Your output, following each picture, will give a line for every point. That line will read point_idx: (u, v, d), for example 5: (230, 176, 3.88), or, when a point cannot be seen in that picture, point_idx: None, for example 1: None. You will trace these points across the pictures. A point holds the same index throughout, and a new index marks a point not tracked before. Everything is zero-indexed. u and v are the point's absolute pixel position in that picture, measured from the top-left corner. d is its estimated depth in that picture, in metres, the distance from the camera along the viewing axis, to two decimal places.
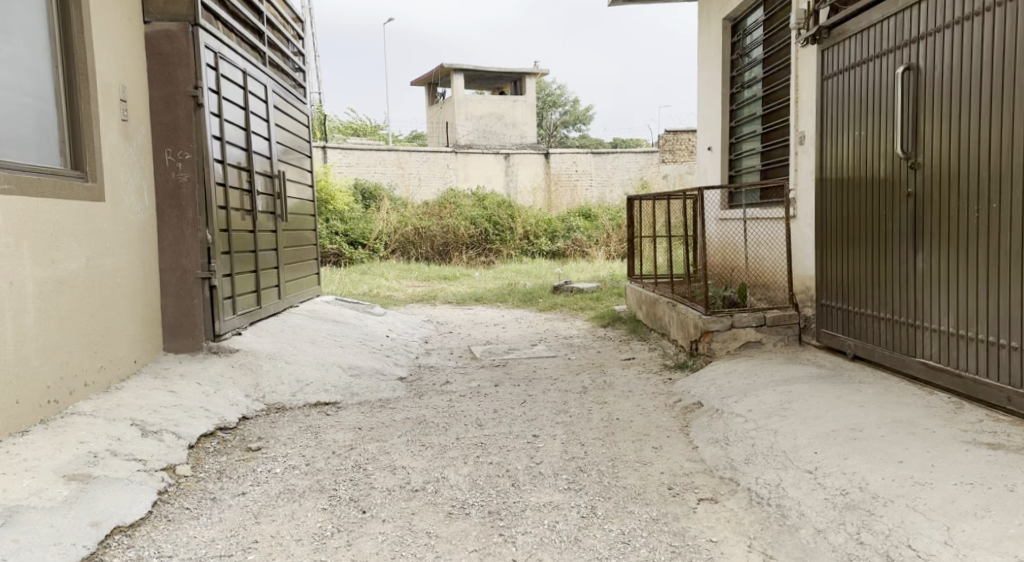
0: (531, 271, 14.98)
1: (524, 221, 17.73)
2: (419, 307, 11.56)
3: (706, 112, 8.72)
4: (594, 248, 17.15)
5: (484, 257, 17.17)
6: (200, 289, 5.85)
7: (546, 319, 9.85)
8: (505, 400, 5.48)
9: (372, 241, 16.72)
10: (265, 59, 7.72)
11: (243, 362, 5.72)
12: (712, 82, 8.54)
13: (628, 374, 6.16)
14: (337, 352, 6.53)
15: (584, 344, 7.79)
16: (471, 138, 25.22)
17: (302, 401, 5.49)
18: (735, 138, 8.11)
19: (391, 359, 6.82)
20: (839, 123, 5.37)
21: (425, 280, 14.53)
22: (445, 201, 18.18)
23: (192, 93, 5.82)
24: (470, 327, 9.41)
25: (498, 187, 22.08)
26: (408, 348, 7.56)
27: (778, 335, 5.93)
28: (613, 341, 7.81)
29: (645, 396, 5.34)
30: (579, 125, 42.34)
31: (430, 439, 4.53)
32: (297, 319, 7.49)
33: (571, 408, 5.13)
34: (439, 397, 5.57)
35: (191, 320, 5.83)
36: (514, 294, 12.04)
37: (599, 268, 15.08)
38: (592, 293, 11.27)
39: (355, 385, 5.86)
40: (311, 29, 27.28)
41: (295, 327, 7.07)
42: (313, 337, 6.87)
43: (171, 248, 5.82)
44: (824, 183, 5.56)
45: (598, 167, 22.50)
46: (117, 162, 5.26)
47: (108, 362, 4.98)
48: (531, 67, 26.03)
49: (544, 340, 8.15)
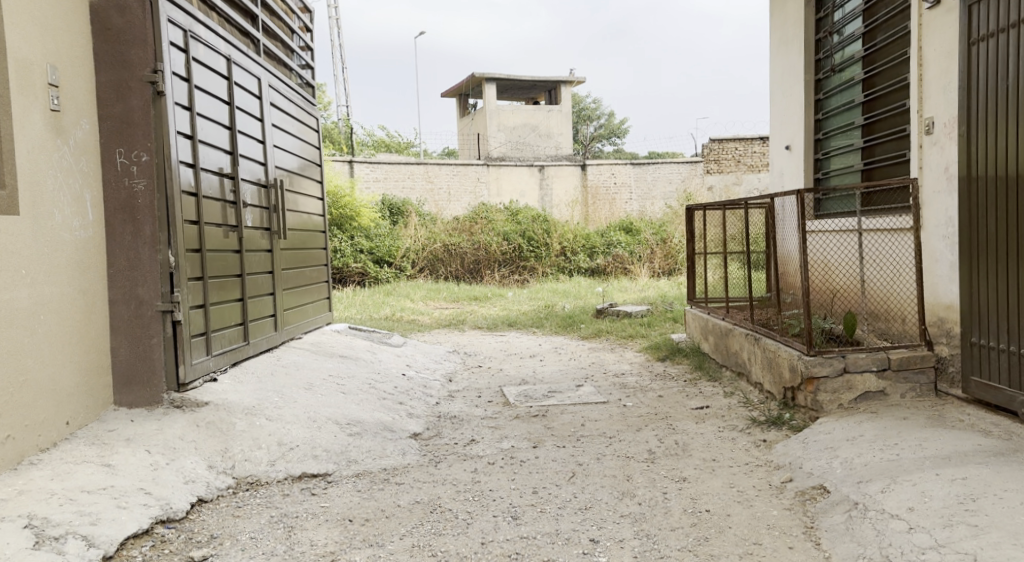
0: (570, 291, 13.64)
1: (561, 236, 16.36)
2: (445, 333, 10.29)
3: (785, 105, 7.38)
4: (637, 264, 15.79)
5: (517, 275, 15.88)
6: (160, 327, 4.57)
7: (591, 349, 8.52)
8: (549, 475, 4.13)
9: (398, 259, 15.52)
10: (259, 48, 6.46)
11: (210, 421, 4.43)
12: (791, 69, 7.22)
13: (706, 433, 4.79)
14: (337, 399, 5.23)
15: (641, 383, 6.44)
16: (504, 150, 24.03)
17: (283, 474, 4.21)
18: (821, 134, 6.81)
19: (405, 408, 5.50)
20: (1006, 101, 4.06)
21: (453, 301, 13.29)
22: (477, 215, 16.94)
23: (149, 78, 4.51)
24: (502, 361, 8.06)
25: (533, 201, 20.79)
26: (427, 391, 6.24)
27: (906, 385, 4.64)
28: (676, 380, 6.43)
29: (737, 472, 4.00)
30: (613, 138, 40.93)
31: (444, 546, 3.23)
32: (296, 356, 6.23)
33: (638, 490, 3.80)
34: (462, 469, 4.26)
35: (148, 365, 4.55)
36: (553, 317, 10.71)
37: (644, 287, 13.71)
38: (642, 317, 9.90)
39: (354, 448, 4.51)
40: (339, 38, 26.29)
41: (289, 367, 5.81)
42: (310, 380, 5.59)
43: (124, 274, 4.52)
44: (974, 182, 4.32)
45: (637, 179, 21.21)
46: (40, 165, 4.01)
47: (19, 429, 3.75)
48: (567, 75, 24.74)
49: (591, 378, 6.79)
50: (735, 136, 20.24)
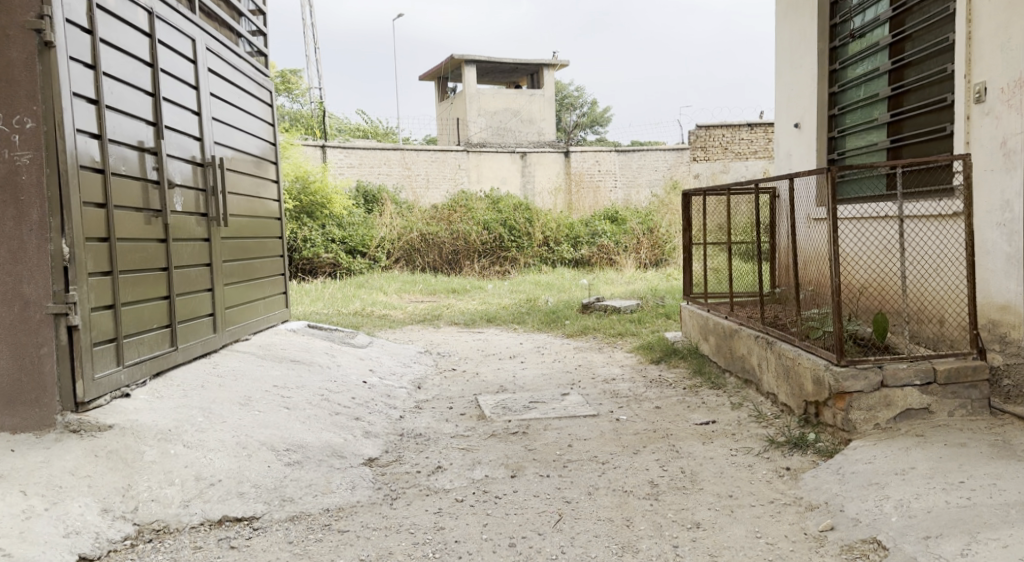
0: (554, 284, 12.84)
1: (544, 225, 15.53)
2: (419, 329, 9.46)
3: (795, 78, 6.58)
4: (623, 255, 15.02)
5: (498, 266, 15.03)
6: (52, 334, 3.72)
7: (577, 349, 7.72)
8: (529, 518, 3.34)
9: (372, 249, 14.67)
10: (193, 5, 5.61)
11: (113, 450, 3.60)
12: (804, 37, 6.41)
13: (717, 458, 4.01)
14: (277, 418, 4.40)
15: (636, 391, 5.65)
16: (484, 136, 23.16)
17: (198, 519, 3.40)
18: (835, 109, 6.06)
19: (361, 426, 4.67)
20: None
21: (429, 294, 12.47)
22: (455, 203, 16.07)
23: (34, 25, 3.66)
24: (479, 362, 7.24)
25: (514, 188, 19.96)
26: (390, 402, 5.41)
27: (955, 401, 3.88)
28: (674, 388, 5.65)
29: (763, 515, 3.23)
30: (596, 127, 40.09)
31: None
32: (236, 362, 5.38)
33: (641, 544, 3.03)
34: (422, 510, 3.47)
35: (37, 381, 3.71)
36: (535, 313, 9.91)
37: (630, 280, 12.94)
38: (631, 313, 9.12)
39: (291, 483, 3.70)
40: (313, 18, 25.22)
41: (225, 378, 4.96)
42: (248, 392, 4.76)
43: (4, 268, 3.68)
44: None
45: (622, 167, 20.44)
46: None
47: None
48: (550, 59, 23.85)
49: (578, 385, 5.98)
50: (723, 122, 19.49)
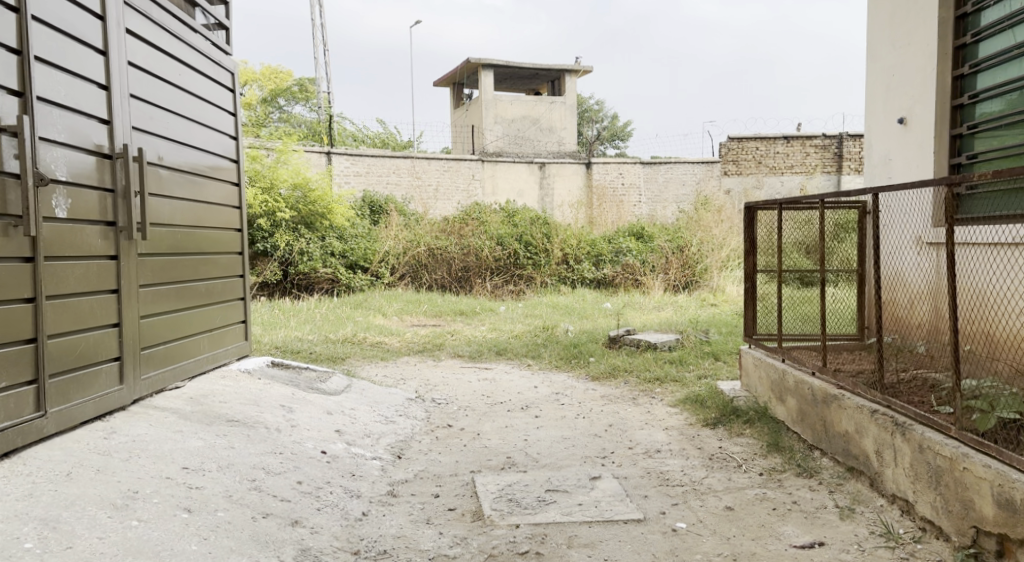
0: (574, 308, 11.27)
1: (563, 241, 13.95)
2: (415, 364, 7.95)
3: (896, 59, 5.05)
4: (649, 276, 13.40)
5: (512, 286, 13.39)
6: None
7: (606, 399, 6.17)
8: None
9: (375, 264, 13.22)
10: None
11: None
12: (911, 4, 4.89)
13: None
14: (166, 534, 2.91)
15: (694, 475, 4.11)
16: (501, 145, 21.73)
17: None
18: (962, 97, 4.58)
19: (299, 539, 3.18)
20: None
21: (433, 318, 10.98)
22: (467, 217, 14.64)
23: None
24: (480, 417, 5.67)
25: (531, 201, 18.47)
26: (352, 488, 3.90)
27: None
28: (747, 471, 4.11)
29: None
30: (616, 140, 38.61)
31: None
32: (142, 428, 3.89)
33: None
34: None
35: None
36: (554, 345, 8.38)
37: (660, 306, 11.36)
38: (670, 352, 7.56)
39: None
40: (323, 21, 23.93)
41: (112, 456, 3.46)
42: (138, 483, 3.26)
43: None
44: None
45: (648, 180, 18.75)
46: None
47: None
48: (572, 65, 22.40)
49: (612, 461, 4.44)
50: (758, 134, 17.96)
